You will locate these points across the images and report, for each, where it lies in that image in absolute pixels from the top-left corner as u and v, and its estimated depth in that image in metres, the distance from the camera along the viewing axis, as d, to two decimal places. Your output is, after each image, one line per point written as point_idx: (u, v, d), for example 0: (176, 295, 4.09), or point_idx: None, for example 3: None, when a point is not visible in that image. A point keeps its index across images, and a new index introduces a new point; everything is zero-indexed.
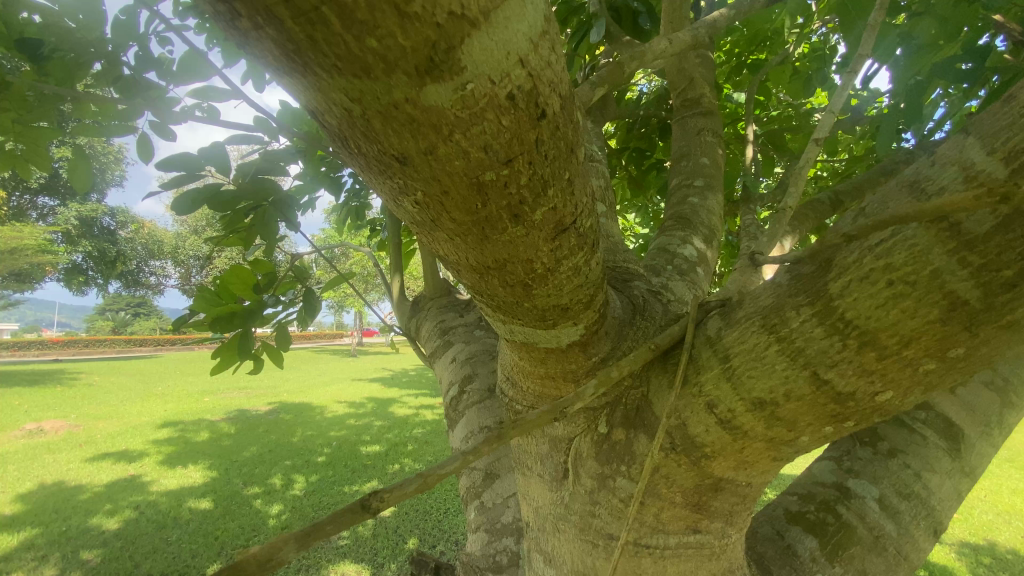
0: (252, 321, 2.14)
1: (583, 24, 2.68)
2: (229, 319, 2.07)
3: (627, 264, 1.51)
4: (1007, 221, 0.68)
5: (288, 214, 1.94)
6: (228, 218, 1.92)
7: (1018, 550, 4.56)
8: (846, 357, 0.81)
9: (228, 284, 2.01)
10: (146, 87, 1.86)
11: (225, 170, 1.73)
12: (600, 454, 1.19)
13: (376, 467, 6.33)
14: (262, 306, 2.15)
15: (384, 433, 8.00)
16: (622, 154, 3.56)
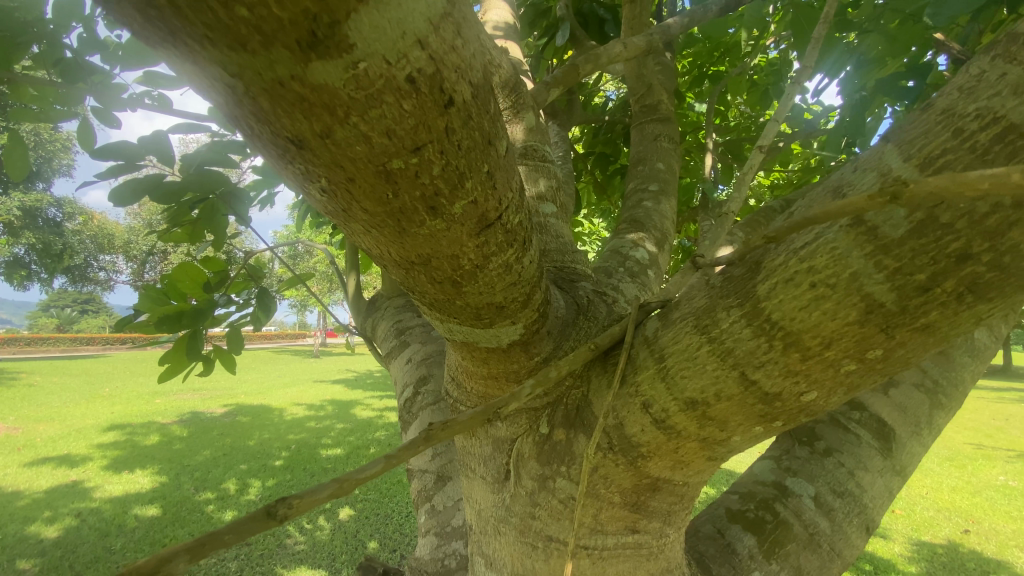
0: (202, 322, 2.02)
1: (550, 27, 2.69)
2: (177, 319, 1.94)
3: (576, 264, 1.50)
4: (921, 227, 0.69)
5: (239, 210, 1.85)
6: (173, 211, 1.81)
7: (955, 545, 4.81)
8: (772, 358, 0.83)
9: (176, 282, 1.90)
10: (89, 72, 1.76)
11: (168, 160, 1.64)
12: (541, 455, 1.18)
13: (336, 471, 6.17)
14: (213, 305, 2.03)
15: (345, 436, 7.81)
16: (587, 158, 3.59)
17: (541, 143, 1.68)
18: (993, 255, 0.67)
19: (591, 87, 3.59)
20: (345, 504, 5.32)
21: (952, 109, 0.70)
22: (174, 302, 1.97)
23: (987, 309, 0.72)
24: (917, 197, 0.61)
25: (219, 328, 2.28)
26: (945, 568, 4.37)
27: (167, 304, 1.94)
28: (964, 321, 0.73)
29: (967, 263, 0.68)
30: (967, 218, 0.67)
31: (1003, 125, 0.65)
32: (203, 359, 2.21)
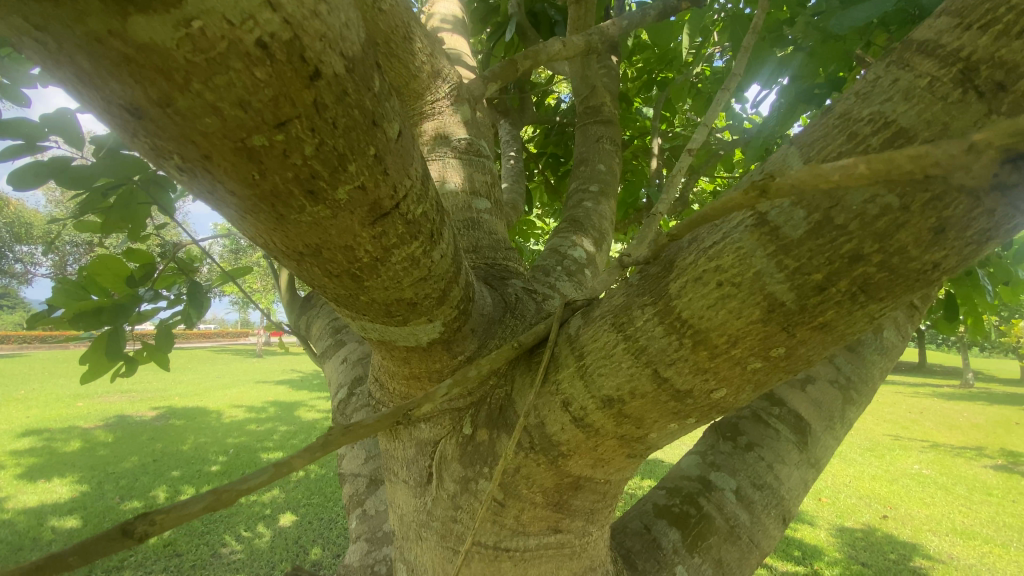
0: (125, 318, 1.82)
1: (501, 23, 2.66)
2: (95, 315, 1.75)
3: (508, 263, 1.46)
4: (818, 227, 0.69)
5: (161, 199, 1.70)
6: (85, 199, 1.64)
7: (874, 529, 5.17)
8: (682, 356, 0.84)
9: (95, 276, 1.72)
10: None
11: (77, 143, 1.48)
12: (464, 457, 1.14)
13: None
14: (137, 301, 1.82)
15: (289, 439, 7.49)
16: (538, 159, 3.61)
17: (479, 139, 1.61)
18: (884, 255, 0.67)
19: (544, 87, 3.58)
20: (286, 508, 5.10)
21: (848, 114, 0.70)
22: (94, 297, 1.78)
23: (881, 308, 0.72)
24: (784, 189, 0.64)
25: (147, 325, 2.08)
26: (865, 551, 4.68)
27: (86, 299, 1.77)
28: (859, 321, 0.74)
29: (860, 263, 0.68)
30: (860, 220, 0.67)
31: (893, 129, 0.65)
32: (126, 359, 2.01)
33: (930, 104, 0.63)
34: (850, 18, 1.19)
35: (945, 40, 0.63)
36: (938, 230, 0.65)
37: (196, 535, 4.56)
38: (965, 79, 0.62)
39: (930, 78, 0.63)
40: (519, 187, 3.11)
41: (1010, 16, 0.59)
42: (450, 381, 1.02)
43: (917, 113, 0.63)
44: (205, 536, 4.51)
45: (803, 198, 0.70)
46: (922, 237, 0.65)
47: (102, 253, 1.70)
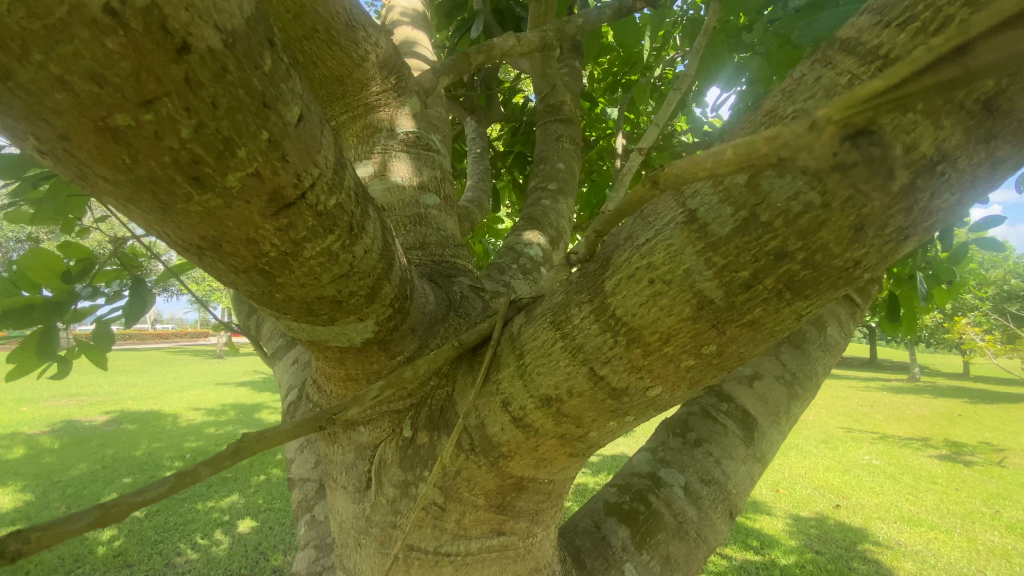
0: (59, 317, 1.66)
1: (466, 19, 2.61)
2: (25, 313, 1.58)
3: (457, 260, 1.41)
4: (745, 224, 0.68)
5: None
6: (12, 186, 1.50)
7: (829, 518, 5.36)
8: (617, 353, 0.83)
9: (27, 271, 1.57)
10: None
11: None
12: (404, 461, 1.09)
13: (238, 480, 5.72)
14: (74, 299, 1.67)
15: None
16: (505, 158, 3.59)
17: (429, 132, 1.56)
18: (806, 253, 0.66)
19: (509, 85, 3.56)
20: (246, 514, 4.91)
21: (773, 111, 0.69)
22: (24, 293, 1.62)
23: (806, 306, 0.72)
24: (669, 179, 0.64)
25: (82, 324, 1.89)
26: (820, 539, 4.84)
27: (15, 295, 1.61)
28: (787, 318, 0.73)
29: (784, 261, 0.67)
30: (783, 217, 0.65)
31: None
32: (56, 358, 1.88)
33: None
34: (815, 29, 1.21)
35: (864, 38, 0.63)
36: (857, 228, 0.63)
37: (149, 544, 4.35)
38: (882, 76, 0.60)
39: (850, 76, 0.63)
40: (483, 185, 3.06)
41: (927, 13, 0.58)
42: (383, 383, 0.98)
43: None
44: (158, 545, 4.30)
45: (731, 195, 0.69)
46: (842, 234, 0.64)
47: (40, 247, 1.55)
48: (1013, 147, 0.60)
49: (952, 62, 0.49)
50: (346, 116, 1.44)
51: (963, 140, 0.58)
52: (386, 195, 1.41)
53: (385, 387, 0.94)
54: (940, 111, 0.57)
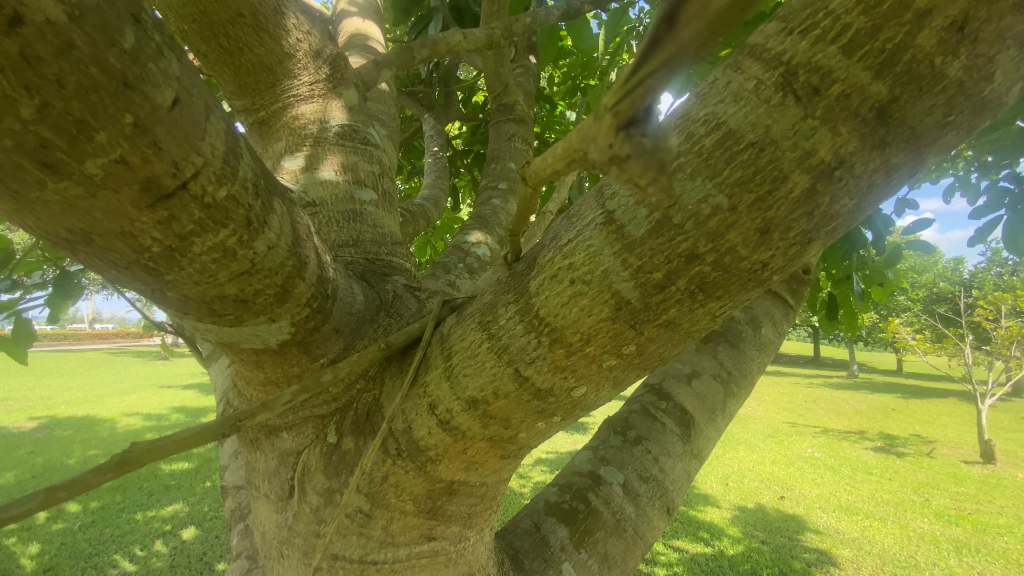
0: None
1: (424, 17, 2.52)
2: None
3: (393, 258, 1.32)
4: (658, 225, 0.68)
5: None
6: None
7: (773, 509, 5.58)
8: (540, 353, 0.82)
9: None
10: None
11: None
12: (328, 467, 1.03)
13: (182, 488, 5.43)
14: None
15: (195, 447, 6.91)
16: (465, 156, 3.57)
17: (367, 126, 1.49)
18: (716, 255, 0.66)
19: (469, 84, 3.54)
20: (190, 522, 4.67)
21: (687, 114, 0.67)
22: None
23: (720, 307, 0.72)
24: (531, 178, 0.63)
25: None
26: (765, 529, 5.04)
27: None
28: (702, 319, 0.74)
29: (695, 263, 0.67)
30: (694, 220, 0.65)
31: (724, 130, 0.63)
32: None
33: (755, 107, 0.61)
34: None
35: (770, 44, 0.61)
36: (763, 231, 0.63)
37: (82, 557, 4.07)
38: (785, 83, 0.59)
39: (756, 82, 0.61)
40: (439, 184, 3.00)
41: (827, 21, 0.57)
42: (297, 387, 0.92)
43: (744, 115, 0.61)
44: (92, 559, 4.03)
45: (645, 197, 0.69)
46: (750, 237, 0.64)
47: None
48: (908, 156, 0.60)
49: (665, 37, 0.37)
50: (278, 107, 1.38)
51: (859, 147, 0.58)
52: (318, 188, 1.31)
53: (300, 393, 0.89)
54: (837, 117, 0.57)
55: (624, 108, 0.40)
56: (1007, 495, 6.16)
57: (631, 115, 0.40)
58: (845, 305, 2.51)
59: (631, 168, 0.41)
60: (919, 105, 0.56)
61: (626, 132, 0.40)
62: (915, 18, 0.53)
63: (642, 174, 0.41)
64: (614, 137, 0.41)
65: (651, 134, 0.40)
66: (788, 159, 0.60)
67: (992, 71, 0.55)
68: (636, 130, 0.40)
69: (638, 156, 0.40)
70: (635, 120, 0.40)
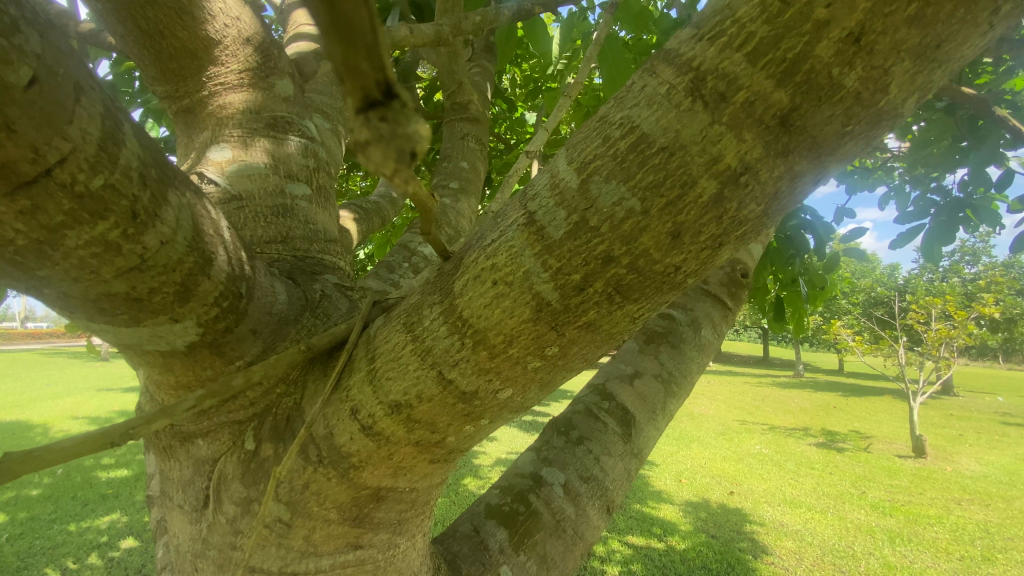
0: None
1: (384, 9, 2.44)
2: None
3: (325, 257, 1.26)
4: (576, 227, 0.68)
5: None
6: None
7: (723, 504, 5.77)
8: (464, 356, 0.79)
9: None
10: None
11: None
12: (246, 476, 0.98)
13: (121, 496, 5.11)
14: None
15: (136, 453, 6.53)
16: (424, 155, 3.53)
17: (303, 119, 1.42)
18: (631, 258, 0.66)
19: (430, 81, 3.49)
20: (129, 532, 4.39)
21: (605, 117, 0.68)
22: None
23: (639, 309, 0.72)
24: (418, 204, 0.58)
25: None
26: (715, 523, 5.20)
27: None
28: (621, 320, 0.74)
29: (611, 265, 0.67)
30: (610, 222, 0.65)
31: (637, 134, 0.63)
32: None
33: (667, 111, 0.61)
34: None
35: (682, 49, 0.62)
36: (675, 235, 0.64)
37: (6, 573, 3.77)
38: (694, 88, 0.60)
39: (669, 86, 0.62)
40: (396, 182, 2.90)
41: (734, 29, 0.58)
42: (203, 392, 0.88)
43: (656, 119, 0.62)
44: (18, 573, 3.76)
45: (564, 199, 0.68)
46: (662, 240, 0.64)
47: None
48: (810, 164, 0.61)
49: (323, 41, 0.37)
50: (202, 95, 1.31)
51: (763, 153, 0.59)
52: (244, 181, 1.24)
53: (205, 397, 0.85)
54: (741, 124, 0.58)
55: (348, 93, 0.37)
56: (936, 487, 6.58)
57: (365, 97, 0.38)
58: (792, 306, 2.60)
59: (372, 155, 0.38)
60: (819, 114, 0.57)
61: (361, 115, 0.38)
62: (814, 28, 0.53)
63: (384, 161, 0.38)
64: (352, 121, 0.38)
65: (392, 117, 0.38)
66: (697, 164, 0.60)
67: (889, 83, 0.55)
68: (374, 114, 0.38)
69: (374, 142, 0.38)
70: (373, 104, 0.38)
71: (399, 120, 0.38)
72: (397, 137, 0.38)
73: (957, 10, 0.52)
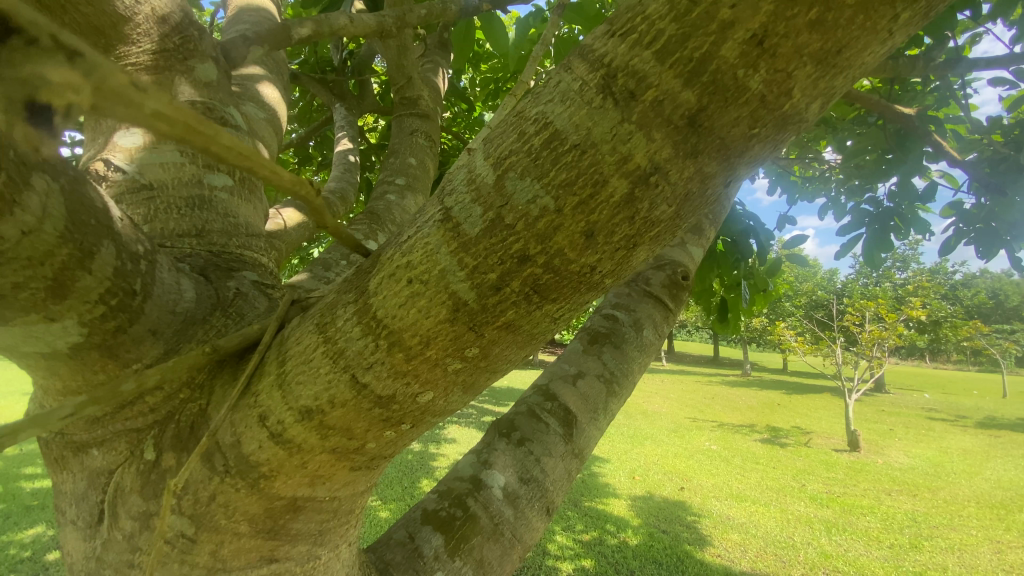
0: None
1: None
2: None
3: (245, 252, 1.19)
4: (491, 225, 0.65)
5: None
6: None
7: (674, 500, 5.91)
8: (378, 358, 0.74)
9: None
10: None
11: None
12: (145, 488, 0.91)
13: (43, 509, 4.71)
14: None
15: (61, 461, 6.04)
16: (378, 150, 3.53)
17: (226, 105, 1.34)
18: (546, 257, 0.64)
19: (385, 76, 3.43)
20: (52, 547, 4.05)
21: (522, 112, 0.66)
22: None
23: (558, 309, 0.70)
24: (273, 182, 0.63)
25: None
26: (665, 518, 5.32)
27: None
28: (542, 320, 0.72)
29: (527, 264, 0.65)
30: (524, 220, 0.63)
31: (550, 131, 0.62)
32: None
33: (579, 108, 0.60)
34: None
35: (595, 45, 0.61)
36: (588, 234, 0.62)
37: None
38: (605, 85, 0.59)
39: (582, 82, 0.61)
40: (349, 177, 2.77)
41: (643, 26, 0.57)
42: (86, 398, 0.80)
43: (568, 116, 0.61)
44: None
45: (479, 195, 0.65)
46: (576, 240, 0.63)
47: None
48: (720, 166, 0.61)
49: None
50: None
51: (672, 154, 0.58)
52: (156, 170, 1.14)
53: (88, 401, 0.78)
54: (650, 123, 0.58)
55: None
56: (868, 479, 6.99)
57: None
58: (736, 308, 2.67)
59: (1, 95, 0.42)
60: (726, 116, 0.56)
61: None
62: (720, 29, 0.53)
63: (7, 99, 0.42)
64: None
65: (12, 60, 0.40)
66: (607, 163, 0.59)
67: (791, 87, 0.55)
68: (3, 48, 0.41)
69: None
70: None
71: (22, 62, 0.41)
72: (12, 82, 0.41)
73: (856, 17, 0.53)
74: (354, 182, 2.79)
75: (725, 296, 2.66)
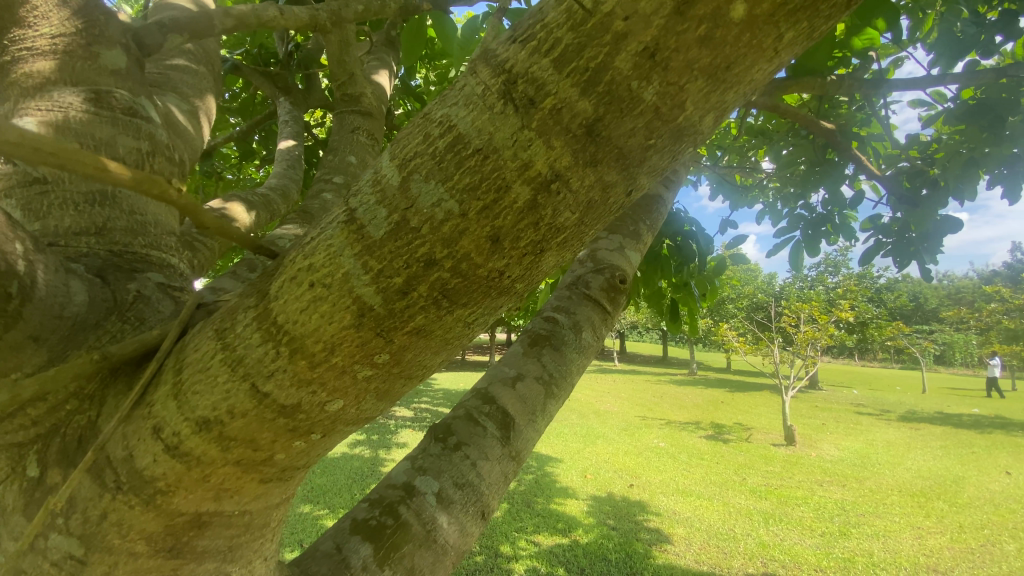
0: None
1: None
2: None
3: (152, 252, 1.12)
4: (396, 228, 0.64)
5: None
6: None
7: (623, 497, 6.04)
8: (280, 366, 0.71)
9: None
10: None
11: None
12: (27, 508, 0.83)
13: None
14: None
15: None
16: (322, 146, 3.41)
17: (137, 96, 1.24)
18: (453, 261, 0.63)
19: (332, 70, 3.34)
20: None
21: (429, 114, 0.65)
22: None
23: (469, 314, 0.69)
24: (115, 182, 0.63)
25: None
26: (615, 515, 5.42)
27: None
28: (454, 326, 0.70)
29: (433, 269, 0.63)
30: (430, 224, 0.62)
31: (454, 134, 0.61)
32: None
33: (481, 113, 0.60)
34: None
35: (500, 52, 0.61)
36: (494, 239, 0.62)
37: None
38: (506, 91, 0.59)
39: (485, 87, 0.61)
40: (289, 174, 2.66)
41: (542, 34, 0.58)
42: None
43: (471, 120, 0.60)
44: None
45: (383, 197, 0.64)
46: (482, 245, 0.62)
47: None
48: (620, 175, 0.62)
49: None
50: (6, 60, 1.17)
51: (572, 162, 0.59)
52: None
53: None
54: (550, 131, 0.58)
55: None
56: (802, 471, 7.39)
57: None
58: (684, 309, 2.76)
59: None
60: (622, 126, 0.57)
61: None
62: (614, 39, 0.54)
63: None
64: None
65: None
66: (509, 169, 0.59)
67: (684, 99, 0.57)
68: None
69: None
70: None
71: None
72: None
73: (743, 34, 0.54)
74: (297, 179, 2.69)
75: (673, 297, 2.76)
